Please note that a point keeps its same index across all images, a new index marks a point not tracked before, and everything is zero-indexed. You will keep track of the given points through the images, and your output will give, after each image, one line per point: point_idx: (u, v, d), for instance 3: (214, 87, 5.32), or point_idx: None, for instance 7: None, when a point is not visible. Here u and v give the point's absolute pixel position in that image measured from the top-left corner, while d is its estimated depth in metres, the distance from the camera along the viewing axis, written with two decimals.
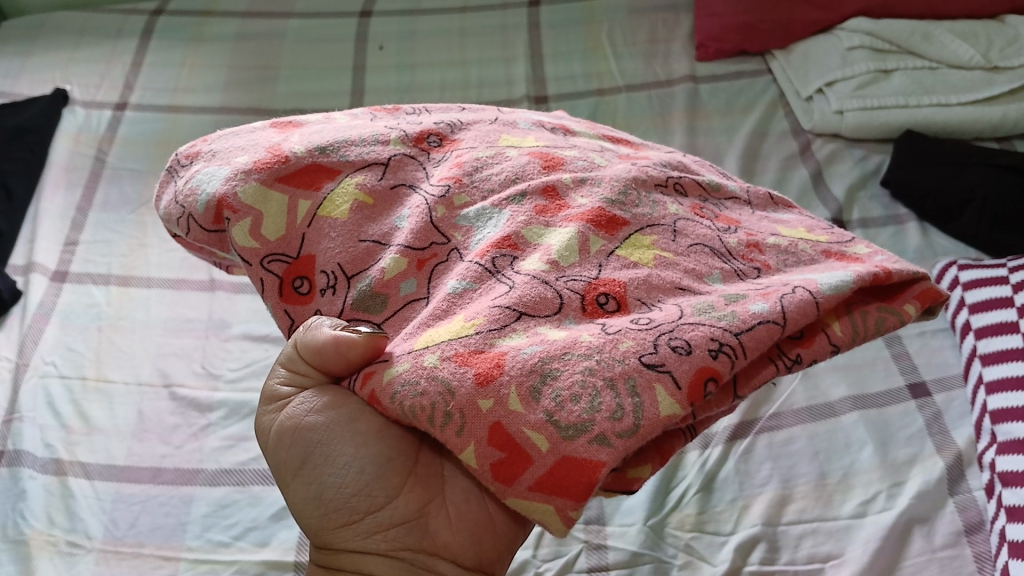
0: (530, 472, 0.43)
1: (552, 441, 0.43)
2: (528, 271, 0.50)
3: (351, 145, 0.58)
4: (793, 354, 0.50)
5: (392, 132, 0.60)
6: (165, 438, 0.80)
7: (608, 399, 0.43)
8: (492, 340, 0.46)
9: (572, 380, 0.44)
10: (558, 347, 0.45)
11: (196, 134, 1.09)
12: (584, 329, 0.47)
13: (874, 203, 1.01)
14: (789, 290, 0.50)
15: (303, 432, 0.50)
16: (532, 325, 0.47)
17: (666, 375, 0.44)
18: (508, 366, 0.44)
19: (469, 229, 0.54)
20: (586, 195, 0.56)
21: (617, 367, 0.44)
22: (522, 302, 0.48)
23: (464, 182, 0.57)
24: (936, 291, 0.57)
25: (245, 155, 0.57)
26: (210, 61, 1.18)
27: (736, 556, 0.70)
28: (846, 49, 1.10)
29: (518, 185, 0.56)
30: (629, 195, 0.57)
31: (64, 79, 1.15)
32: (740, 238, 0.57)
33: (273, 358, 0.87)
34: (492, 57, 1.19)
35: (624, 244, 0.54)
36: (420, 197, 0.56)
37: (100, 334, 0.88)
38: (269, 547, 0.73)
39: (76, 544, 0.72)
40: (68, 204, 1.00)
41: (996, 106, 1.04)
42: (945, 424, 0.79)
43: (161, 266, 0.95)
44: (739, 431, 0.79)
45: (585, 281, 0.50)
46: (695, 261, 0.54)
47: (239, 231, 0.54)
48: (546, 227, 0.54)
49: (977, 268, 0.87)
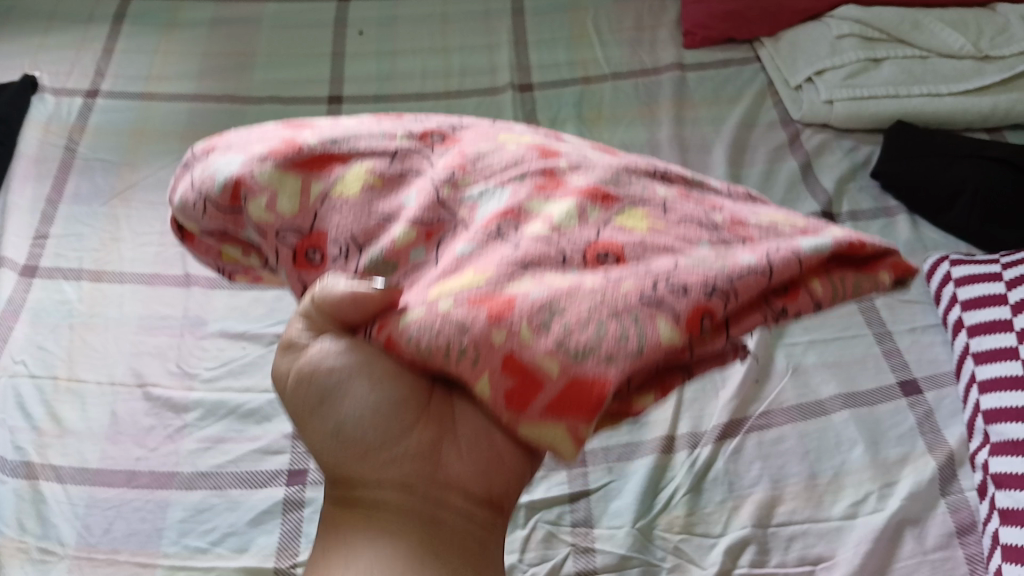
0: (542, 396, 0.41)
1: (562, 365, 0.41)
2: (532, 234, 0.47)
3: (361, 136, 0.53)
4: (777, 307, 0.45)
5: (394, 129, 0.55)
6: (140, 440, 0.78)
7: (613, 327, 0.41)
8: (502, 285, 0.43)
9: (579, 311, 0.42)
10: (562, 289, 0.43)
11: (170, 122, 1.06)
12: (587, 275, 0.44)
13: (863, 196, 0.99)
14: (774, 247, 0.46)
15: (321, 374, 0.48)
16: (539, 274, 0.44)
17: (663, 308, 0.42)
18: (518, 305, 0.42)
19: (474, 205, 0.50)
20: (583, 177, 0.52)
21: (623, 297, 0.42)
22: (525, 255, 0.45)
23: (467, 167, 0.52)
24: (907, 263, 0.50)
25: (262, 144, 0.53)
26: (185, 48, 1.14)
27: (726, 559, 0.69)
28: (835, 38, 1.08)
29: (519, 168, 0.52)
30: (623, 179, 0.52)
31: (33, 66, 1.11)
32: (725, 216, 0.51)
33: (251, 358, 0.84)
34: (474, 44, 1.17)
35: (622, 216, 0.49)
36: (426, 180, 0.51)
37: (72, 332, 0.85)
38: (247, 554, 0.71)
39: (47, 551, 0.70)
40: (37, 196, 0.97)
41: (987, 97, 1.02)
42: (936, 422, 0.78)
43: (135, 261, 0.92)
44: (729, 430, 0.78)
45: (586, 243, 0.47)
46: (684, 234, 0.48)
47: (255, 208, 0.50)
48: (541, 196, 0.50)
49: (969, 263, 0.85)
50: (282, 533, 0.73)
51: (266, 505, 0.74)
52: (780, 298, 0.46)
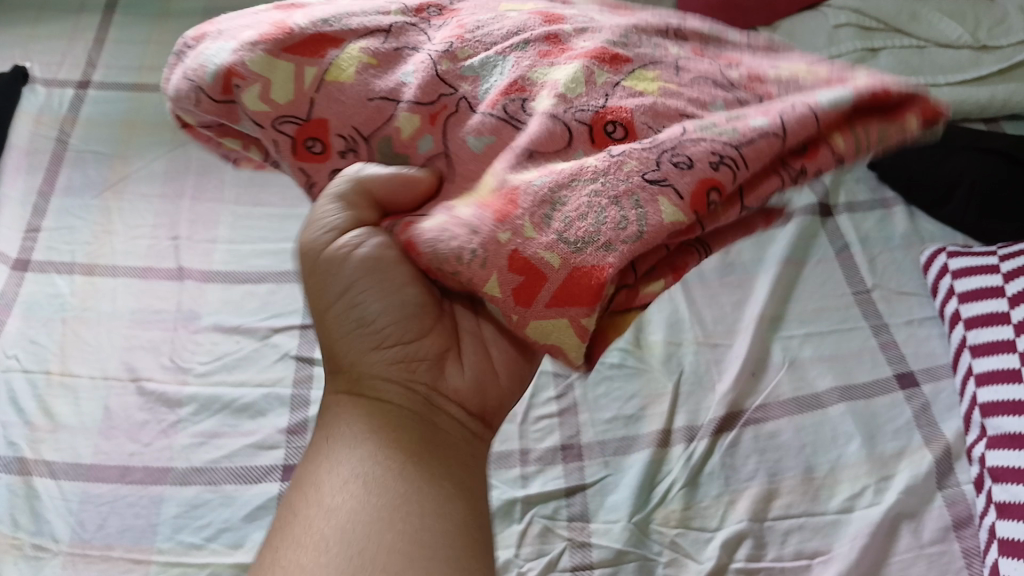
0: (546, 288, 0.41)
1: (563, 256, 0.40)
2: (537, 112, 0.44)
3: (353, 14, 0.48)
4: (795, 165, 0.44)
5: (387, 0, 0.50)
6: (133, 435, 0.77)
7: (614, 214, 0.40)
8: (507, 176, 0.42)
9: (580, 203, 0.41)
10: (564, 175, 0.41)
11: (163, 113, 1.05)
12: (591, 157, 0.42)
13: (860, 185, 0.98)
14: (786, 103, 0.43)
15: (344, 257, 0.48)
16: (543, 163, 0.43)
17: (668, 188, 0.41)
18: (522, 200, 0.41)
19: (476, 78, 0.46)
20: (588, 40, 0.47)
21: (625, 181, 0.41)
22: (530, 140, 0.43)
23: (465, 37, 0.47)
24: (936, 105, 0.45)
25: (251, 29, 0.47)
26: (177, 37, 1.13)
27: (722, 553, 0.70)
28: (832, 27, 1.07)
29: (518, 35, 0.47)
30: (631, 38, 0.48)
31: (24, 57, 1.10)
32: (743, 71, 0.48)
33: (245, 352, 0.83)
34: None
35: (630, 77, 0.46)
36: (424, 54, 0.47)
37: (64, 326, 0.84)
38: (242, 549, 0.71)
39: (41, 547, 0.70)
40: (29, 189, 0.96)
41: (984, 87, 1.01)
42: (933, 416, 0.78)
43: (128, 254, 0.91)
44: (725, 424, 0.77)
45: (594, 112, 0.44)
46: (699, 95, 0.45)
47: (249, 99, 0.47)
48: (546, 63, 0.46)
49: (966, 255, 0.85)
50: None
51: (261, 500, 0.74)
52: (798, 157, 0.44)
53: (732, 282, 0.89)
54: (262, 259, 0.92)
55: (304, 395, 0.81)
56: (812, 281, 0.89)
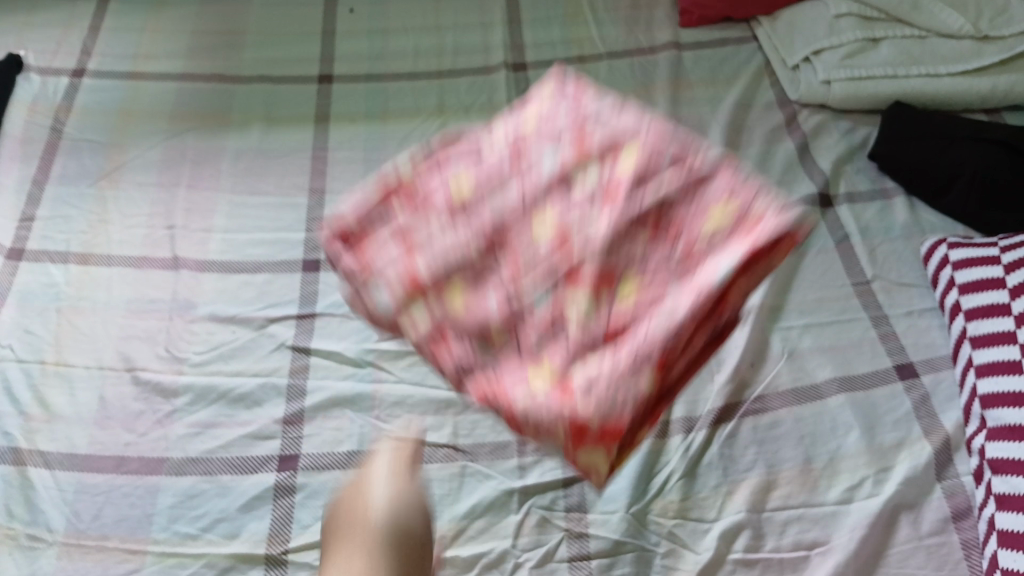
0: (581, 437, 0.50)
1: (575, 436, 0.50)
2: (538, 312, 0.55)
3: (406, 221, 0.61)
4: (720, 317, 0.53)
5: (426, 188, 0.63)
6: (129, 425, 0.77)
7: (606, 396, 0.50)
8: (519, 377, 0.53)
9: (580, 390, 0.51)
10: (562, 376, 0.52)
11: (158, 102, 1.04)
12: (580, 359, 0.52)
13: (861, 177, 0.98)
14: (704, 278, 0.53)
15: None
16: (549, 357, 0.53)
17: (629, 379, 0.51)
18: (533, 405, 0.51)
19: (485, 270, 0.58)
20: (569, 227, 0.58)
21: (605, 372, 0.51)
22: (538, 343, 0.54)
23: (476, 236, 0.59)
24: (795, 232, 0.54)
25: (358, 224, 0.62)
26: (173, 26, 1.12)
27: (720, 543, 0.70)
28: (833, 17, 1.07)
29: (512, 232, 0.59)
30: (599, 213, 0.58)
31: (18, 45, 1.09)
32: (674, 236, 0.57)
33: (241, 342, 0.83)
34: (467, 22, 1.15)
35: (603, 273, 0.55)
36: (455, 245, 0.59)
37: (59, 316, 0.84)
38: (238, 539, 0.71)
39: (37, 537, 0.70)
40: (24, 177, 0.95)
41: (985, 78, 1.01)
42: (932, 407, 0.77)
43: (123, 243, 0.90)
44: (724, 415, 0.77)
45: (580, 315, 0.54)
46: (652, 273, 0.55)
47: (354, 301, 0.61)
48: (540, 260, 0.57)
49: (967, 246, 0.84)
50: (273, 519, 0.72)
51: (257, 491, 0.73)
52: (721, 306, 0.53)
53: None
54: (258, 247, 0.91)
55: (302, 384, 0.80)
56: (812, 271, 0.89)
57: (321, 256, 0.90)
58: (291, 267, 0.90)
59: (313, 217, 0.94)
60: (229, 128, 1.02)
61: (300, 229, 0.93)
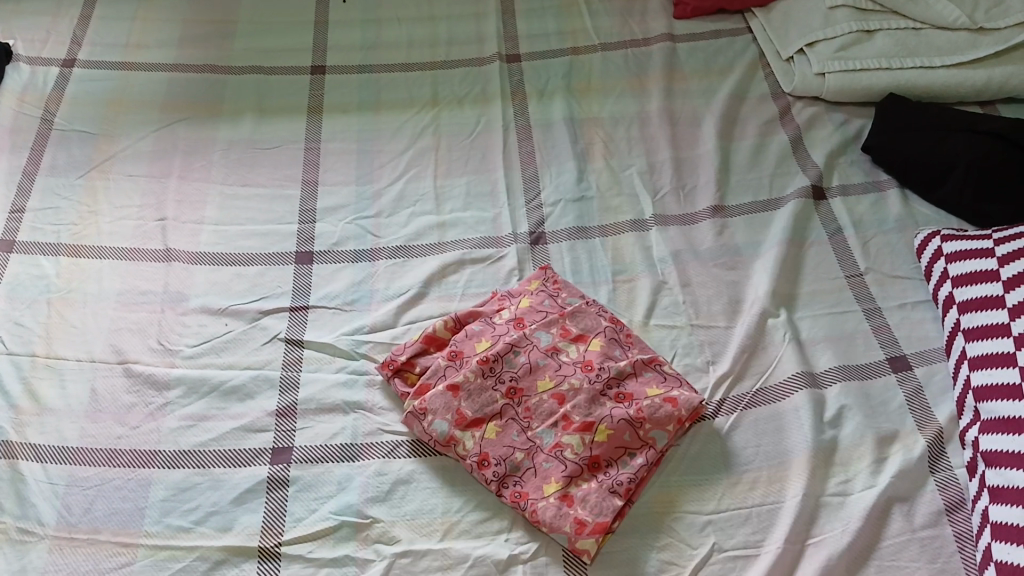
0: (558, 530, 0.69)
1: (570, 537, 0.68)
2: (529, 444, 0.74)
3: (427, 362, 0.79)
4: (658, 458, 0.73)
5: (439, 328, 0.81)
6: (120, 418, 0.76)
7: (581, 516, 0.69)
8: (518, 490, 0.71)
9: (563, 526, 0.69)
10: (554, 510, 0.69)
11: (149, 92, 1.03)
12: (560, 461, 0.72)
13: (854, 169, 0.98)
14: (642, 442, 0.73)
15: None
16: (538, 479, 0.72)
17: (599, 504, 0.69)
18: (527, 492, 0.71)
19: (484, 416, 0.75)
20: (543, 419, 0.75)
21: (579, 518, 0.69)
22: (531, 470, 0.72)
23: (481, 405, 0.75)
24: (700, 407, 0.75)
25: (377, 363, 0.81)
26: (164, 16, 1.12)
27: (716, 537, 0.70)
28: (827, 9, 1.06)
29: (505, 378, 0.77)
30: (564, 370, 0.77)
31: (7, 33, 1.08)
32: (615, 392, 0.76)
33: (234, 335, 0.83)
34: (461, 13, 1.15)
35: (577, 437, 0.73)
36: (468, 393, 0.76)
37: (50, 308, 0.83)
38: (231, 532, 0.70)
39: (27, 531, 0.70)
40: (13, 168, 0.94)
41: (980, 70, 1.01)
42: (925, 400, 0.78)
43: (114, 235, 0.90)
44: (717, 409, 0.77)
45: (556, 443, 0.73)
46: (611, 432, 0.73)
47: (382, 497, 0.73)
48: (529, 409, 0.75)
49: (961, 239, 0.84)
50: (266, 512, 0.72)
51: (250, 484, 0.73)
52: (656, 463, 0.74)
53: (725, 266, 0.89)
54: (250, 239, 0.91)
55: (294, 376, 0.80)
56: (805, 265, 0.89)
57: (314, 247, 0.90)
58: (284, 258, 0.89)
59: (305, 208, 0.94)
60: (221, 118, 1.01)
61: (293, 220, 0.92)
